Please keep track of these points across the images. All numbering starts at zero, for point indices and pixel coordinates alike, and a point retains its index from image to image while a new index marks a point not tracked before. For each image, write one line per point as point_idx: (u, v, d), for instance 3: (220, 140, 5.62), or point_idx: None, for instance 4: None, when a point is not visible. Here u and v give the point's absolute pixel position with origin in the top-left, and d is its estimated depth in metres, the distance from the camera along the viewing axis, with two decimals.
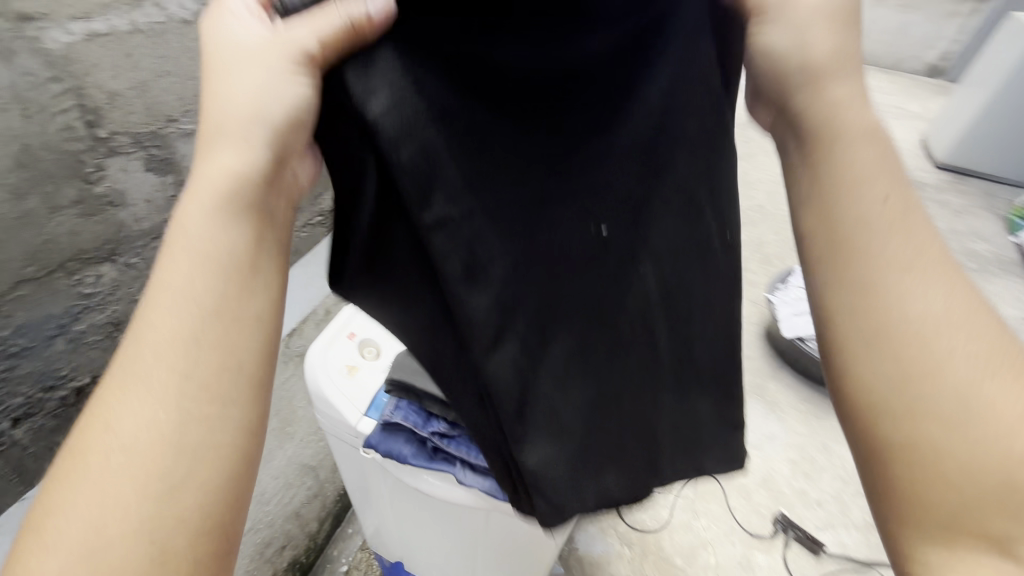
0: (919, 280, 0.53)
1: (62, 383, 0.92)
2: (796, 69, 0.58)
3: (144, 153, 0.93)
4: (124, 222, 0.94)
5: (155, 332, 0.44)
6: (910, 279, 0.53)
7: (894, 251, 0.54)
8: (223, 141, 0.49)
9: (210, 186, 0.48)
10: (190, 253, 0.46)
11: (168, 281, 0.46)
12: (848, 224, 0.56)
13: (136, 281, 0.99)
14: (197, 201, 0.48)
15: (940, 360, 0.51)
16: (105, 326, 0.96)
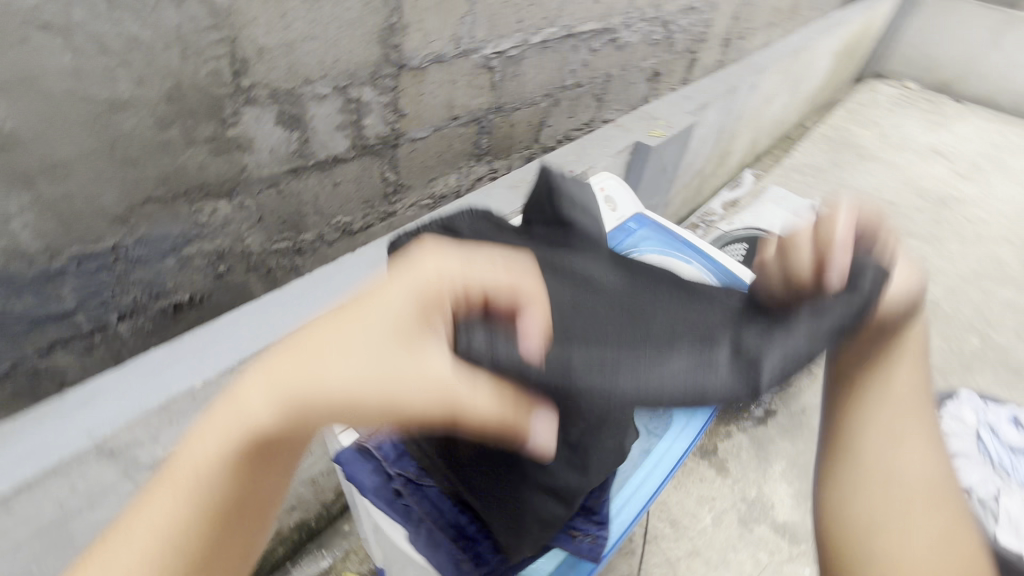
0: (903, 457, 0.73)
1: (166, 294, 1.04)
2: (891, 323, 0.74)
3: (278, 108, 0.99)
4: (247, 166, 1.02)
5: (148, 535, 0.46)
6: (903, 454, 0.73)
7: (911, 447, 0.73)
8: (403, 289, 0.46)
9: (364, 313, 0.46)
10: (185, 487, 0.47)
11: (152, 515, 0.47)
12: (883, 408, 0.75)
13: (244, 221, 1.08)
14: (213, 439, 0.46)
15: (908, 529, 0.69)
16: (211, 255, 1.06)
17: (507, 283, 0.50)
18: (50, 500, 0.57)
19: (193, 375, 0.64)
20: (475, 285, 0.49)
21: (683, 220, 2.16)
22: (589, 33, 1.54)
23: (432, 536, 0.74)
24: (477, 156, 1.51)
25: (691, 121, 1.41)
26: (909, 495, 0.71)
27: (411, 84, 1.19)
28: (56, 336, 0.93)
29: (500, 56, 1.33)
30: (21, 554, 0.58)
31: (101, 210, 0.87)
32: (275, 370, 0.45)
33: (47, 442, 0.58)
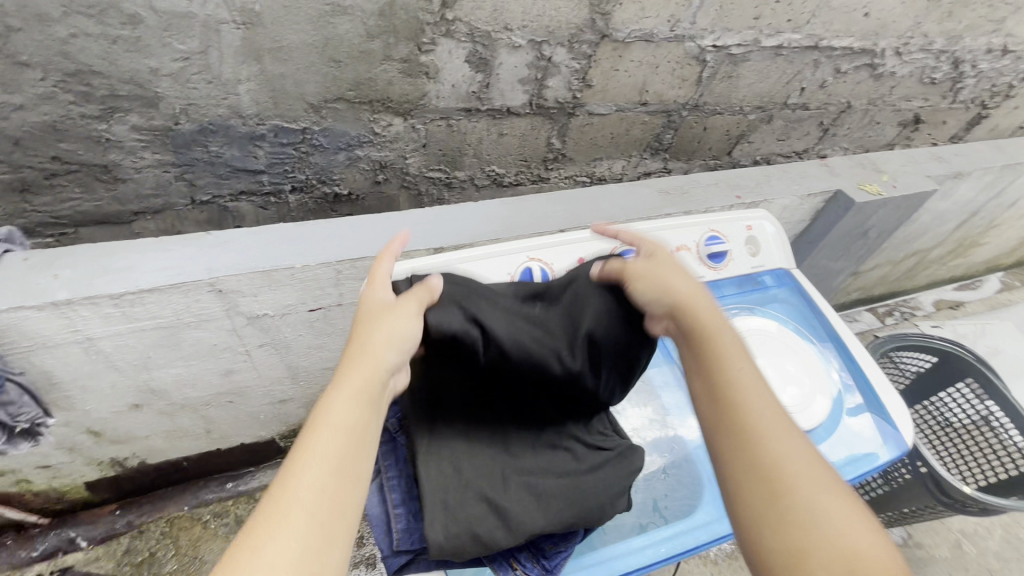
0: (706, 311, 0.56)
1: (331, 183, 1.18)
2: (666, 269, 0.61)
3: (471, 47, 1.02)
4: (428, 94, 1.08)
5: (313, 474, 0.42)
6: (698, 306, 0.56)
7: (701, 298, 0.57)
8: (378, 334, 0.50)
9: (357, 377, 0.47)
10: (331, 433, 0.44)
11: (305, 458, 0.42)
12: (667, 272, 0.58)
13: (411, 143, 1.16)
14: (333, 392, 0.46)
15: (756, 399, 0.51)
16: (375, 163, 1.17)
17: (420, 286, 0.54)
18: (171, 308, 0.72)
19: (298, 258, 0.74)
20: (422, 305, 0.53)
21: (874, 300, 1.79)
22: (842, 50, 1.29)
23: (380, 496, 0.57)
24: (654, 150, 1.40)
25: (931, 189, 1.11)
26: (707, 327, 0.55)
27: (608, 57, 1.12)
28: (245, 187, 1.12)
29: (719, 50, 1.19)
30: (144, 337, 0.75)
31: (303, 96, 1.00)
32: (332, 532, 0.41)
33: (182, 264, 0.71)
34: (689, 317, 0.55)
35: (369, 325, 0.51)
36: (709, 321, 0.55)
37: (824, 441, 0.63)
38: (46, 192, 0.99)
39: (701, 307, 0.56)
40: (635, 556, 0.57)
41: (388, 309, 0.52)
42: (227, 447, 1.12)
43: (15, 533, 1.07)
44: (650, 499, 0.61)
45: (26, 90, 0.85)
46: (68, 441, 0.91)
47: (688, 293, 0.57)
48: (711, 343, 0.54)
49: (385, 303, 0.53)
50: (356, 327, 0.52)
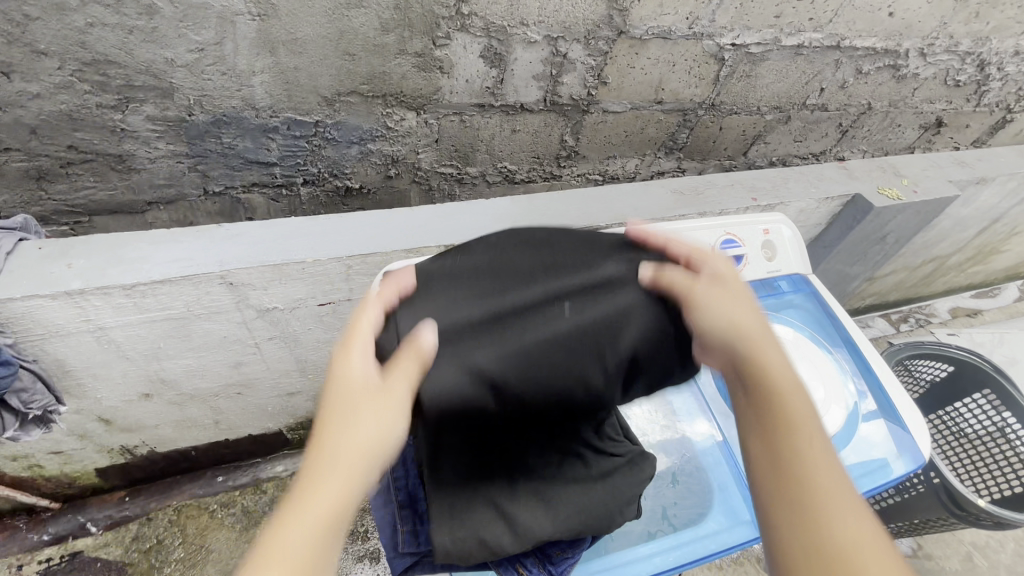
0: (773, 350, 0.49)
1: (342, 176, 1.18)
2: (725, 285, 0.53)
3: (486, 42, 1.01)
4: (441, 89, 1.07)
5: None
6: (763, 343, 0.49)
7: (765, 335, 0.50)
8: (359, 428, 0.42)
9: (330, 494, 0.39)
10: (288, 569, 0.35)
11: None
12: (728, 296, 0.52)
13: (423, 138, 1.16)
14: (291, 516, 0.38)
15: (819, 458, 0.44)
16: (386, 157, 1.17)
17: (410, 353, 0.45)
18: (181, 300, 0.72)
19: (309, 252, 0.74)
20: (409, 380, 0.44)
21: (889, 306, 1.76)
22: (864, 50, 1.26)
23: (387, 493, 0.57)
24: (669, 149, 1.38)
25: (952, 194, 1.09)
26: (769, 365, 0.48)
27: (625, 54, 1.11)
28: (257, 179, 1.12)
29: (738, 49, 1.17)
30: (155, 327, 0.75)
31: (317, 89, 1.00)
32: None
33: (194, 256, 0.71)
34: (752, 353, 0.49)
35: (344, 416, 0.43)
36: (774, 356, 0.49)
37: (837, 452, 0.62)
38: (62, 180, 1.00)
39: (765, 344, 0.49)
40: (641, 564, 0.56)
41: (366, 389, 0.44)
42: (235, 437, 1.13)
43: (27, 516, 1.09)
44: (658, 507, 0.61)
45: (43, 79, 0.85)
46: (80, 428, 0.92)
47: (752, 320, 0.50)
48: (774, 383, 0.47)
49: (363, 380, 0.44)
50: (329, 415, 0.43)
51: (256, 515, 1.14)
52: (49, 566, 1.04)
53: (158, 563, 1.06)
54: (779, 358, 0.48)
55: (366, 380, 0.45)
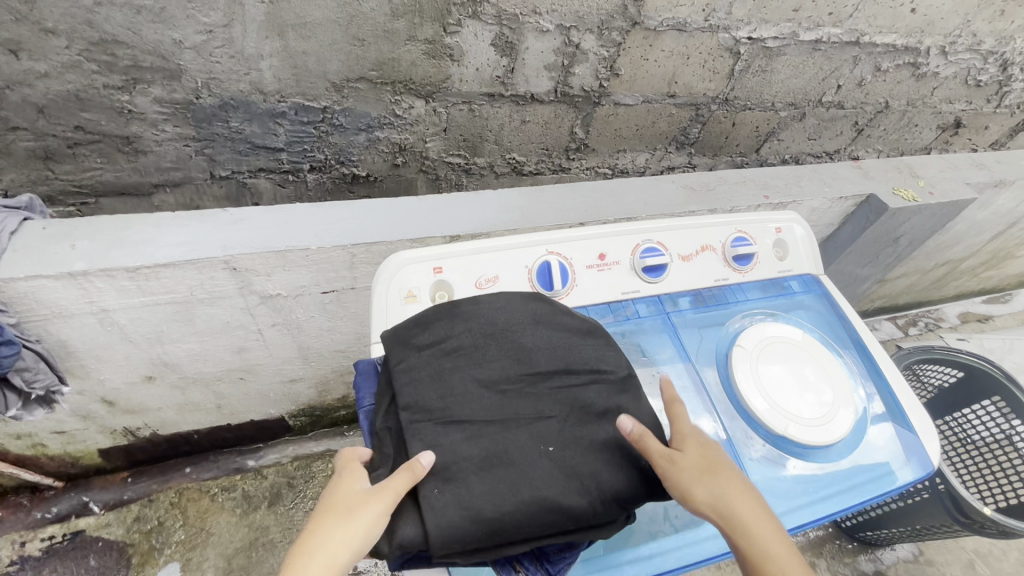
0: (749, 512, 0.49)
1: (349, 164, 1.17)
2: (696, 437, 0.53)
3: (498, 29, 1.00)
4: (451, 77, 1.06)
5: None
6: (742, 508, 0.49)
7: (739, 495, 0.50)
8: (336, 534, 0.45)
9: None
10: None
11: None
12: (702, 458, 0.51)
13: (431, 126, 1.14)
14: None
15: None
16: (394, 146, 1.16)
17: (400, 471, 0.47)
18: (184, 284, 0.72)
19: (313, 240, 0.73)
20: (394, 498, 0.46)
21: (898, 309, 1.73)
22: (884, 47, 1.23)
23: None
24: (680, 144, 1.36)
25: (970, 197, 1.07)
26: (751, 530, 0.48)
27: (639, 45, 1.09)
28: (264, 164, 1.12)
29: (754, 43, 1.14)
30: (158, 311, 0.75)
31: (325, 74, 0.98)
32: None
33: (198, 239, 0.70)
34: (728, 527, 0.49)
35: (326, 518, 0.46)
36: (754, 516, 0.49)
37: (846, 455, 0.61)
38: (69, 161, 0.99)
39: (743, 512, 0.49)
40: (642, 564, 0.56)
41: (350, 501, 0.47)
42: (236, 422, 1.13)
43: (31, 494, 1.10)
44: (660, 508, 0.60)
45: (51, 58, 0.84)
46: (82, 409, 0.93)
47: (729, 485, 0.50)
48: (760, 548, 0.48)
49: (352, 489, 0.49)
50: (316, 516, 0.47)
51: (256, 500, 1.14)
52: (52, 544, 1.05)
53: (159, 544, 1.06)
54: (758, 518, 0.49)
55: (359, 489, 0.49)
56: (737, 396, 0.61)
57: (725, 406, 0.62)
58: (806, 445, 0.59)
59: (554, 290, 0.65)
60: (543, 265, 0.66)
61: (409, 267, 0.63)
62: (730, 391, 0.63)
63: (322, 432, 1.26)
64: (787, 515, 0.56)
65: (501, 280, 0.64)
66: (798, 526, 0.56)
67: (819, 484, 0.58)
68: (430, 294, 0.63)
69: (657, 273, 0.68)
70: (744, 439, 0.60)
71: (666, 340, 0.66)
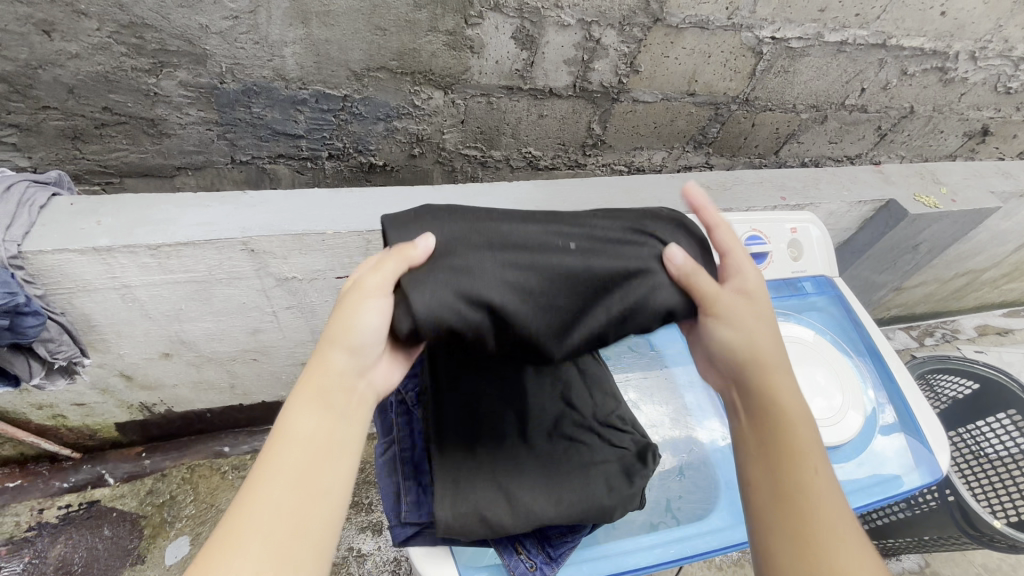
0: (779, 371, 0.52)
1: (367, 153, 1.18)
2: (753, 293, 0.54)
3: (519, 23, 1.00)
4: (471, 69, 1.06)
5: (277, 487, 0.41)
6: (775, 364, 0.52)
7: (772, 352, 0.52)
8: (352, 321, 0.46)
9: (329, 384, 0.45)
10: (301, 449, 0.43)
11: (272, 466, 0.42)
12: (752, 307, 0.53)
13: (449, 118, 1.15)
14: (305, 404, 0.44)
15: (812, 461, 0.48)
16: (411, 136, 1.17)
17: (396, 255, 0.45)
18: (203, 263, 0.73)
19: (330, 225, 0.74)
20: (388, 279, 0.44)
21: (914, 319, 1.70)
22: (911, 50, 1.21)
23: (392, 467, 0.58)
24: (698, 144, 1.35)
25: (993, 206, 1.05)
26: (772, 382, 0.51)
27: (660, 42, 1.08)
28: (284, 151, 1.13)
29: (777, 43, 1.13)
30: (178, 289, 0.77)
31: (347, 63, 0.99)
32: (292, 552, 0.40)
33: (219, 220, 0.72)
34: (754, 373, 0.52)
35: (340, 316, 0.46)
36: (781, 375, 0.52)
37: (851, 458, 0.61)
38: (95, 141, 1.02)
39: (772, 365, 0.52)
40: (642, 553, 0.56)
41: (356, 295, 0.46)
42: (248, 403, 1.15)
43: (50, 463, 1.13)
44: (661, 499, 0.61)
45: (82, 40, 0.86)
46: (102, 382, 0.95)
47: (765, 338, 0.53)
48: (774, 397, 0.51)
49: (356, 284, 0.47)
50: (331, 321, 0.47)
51: None
52: (68, 512, 1.08)
53: (171, 517, 1.09)
54: (782, 376, 0.52)
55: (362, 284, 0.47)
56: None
57: None
58: None
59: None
60: None
61: None
62: None
63: None
64: None
65: None
66: None
67: None
68: None
69: None
70: None
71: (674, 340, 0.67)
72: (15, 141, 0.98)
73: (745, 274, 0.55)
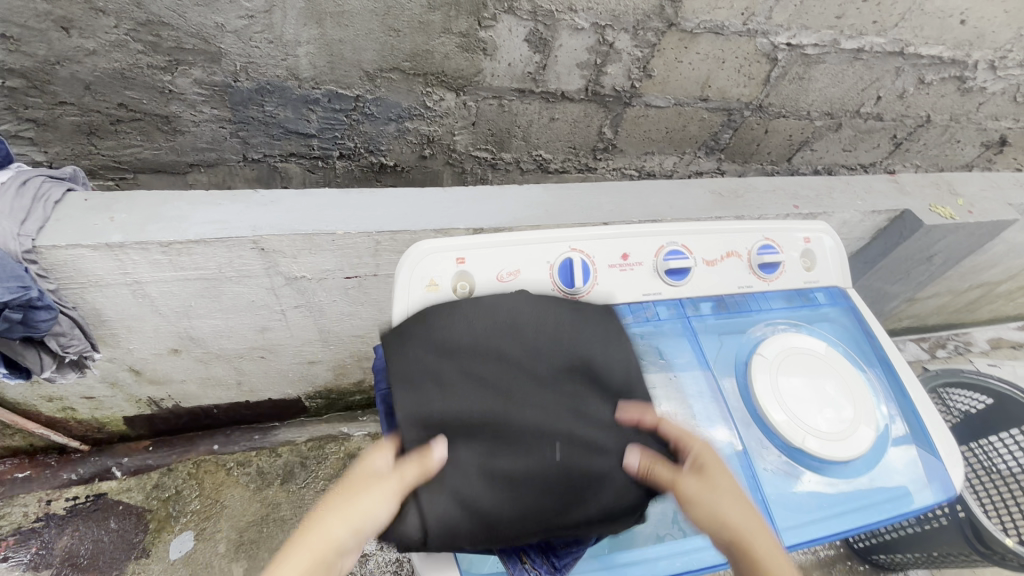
0: (751, 534, 0.50)
1: (378, 153, 1.19)
2: (709, 460, 0.53)
3: (532, 25, 1.00)
4: (483, 71, 1.06)
5: None
6: (747, 525, 0.51)
7: (741, 517, 0.51)
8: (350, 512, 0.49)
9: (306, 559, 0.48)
10: None
11: None
12: (712, 485, 0.52)
13: (460, 119, 1.15)
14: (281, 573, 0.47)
15: None
16: (422, 137, 1.17)
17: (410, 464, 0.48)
18: (214, 261, 0.74)
19: (340, 225, 0.74)
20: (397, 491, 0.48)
21: (926, 330, 1.68)
22: (929, 59, 1.19)
23: None
24: (710, 149, 1.34)
25: (1011, 218, 1.03)
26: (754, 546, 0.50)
27: (673, 47, 1.07)
28: (296, 150, 1.14)
29: (793, 49, 1.12)
30: (188, 286, 0.78)
31: (360, 63, 1.00)
32: None
33: (230, 218, 0.72)
34: (736, 542, 0.50)
35: (340, 501, 0.50)
36: (758, 535, 0.50)
37: (864, 473, 0.59)
38: (110, 137, 1.03)
39: (747, 530, 0.50)
40: (648, 566, 0.56)
41: (361, 488, 0.49)
42: (255, 400, 1.16)
43: (58, 455, 1.14)
44: (669, 510, 0.59)
45: (100, 37, 0.87)
46: (111, 375, 0.96)
47: (737, 507, 0.51)
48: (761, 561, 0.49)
49: (362, 473, 0.50)
50: (332, 494, 0.50)
51: (270, 477, 1.16)
52: (75, 504, 1.09)
53: (176, 512, 1.10)
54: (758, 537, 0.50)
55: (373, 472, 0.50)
56: (756, 406, 0.60)
57: (742, 414, 0.61)
58: (823, 459, 0.58)
59: (575, 288, 0.65)
60: (564, 262, 0.66)
61: (433, 256, 0.63)
62: (748, 400, 0.62)
63: (336, 415, 1.28)
64: (800, 528, 0.56)
65: (522, 273, 0.65)
66: (810, 540, 0.56)
67: (833, 498, 0.58)
68: (451, 283, 0.63)
69: (680, 277, 0.68)
70: (760, 449, 0.60)
71: (685, 347, 0.66)
72: (32, 136, 0.99)
73: (695, 446, 0.53)
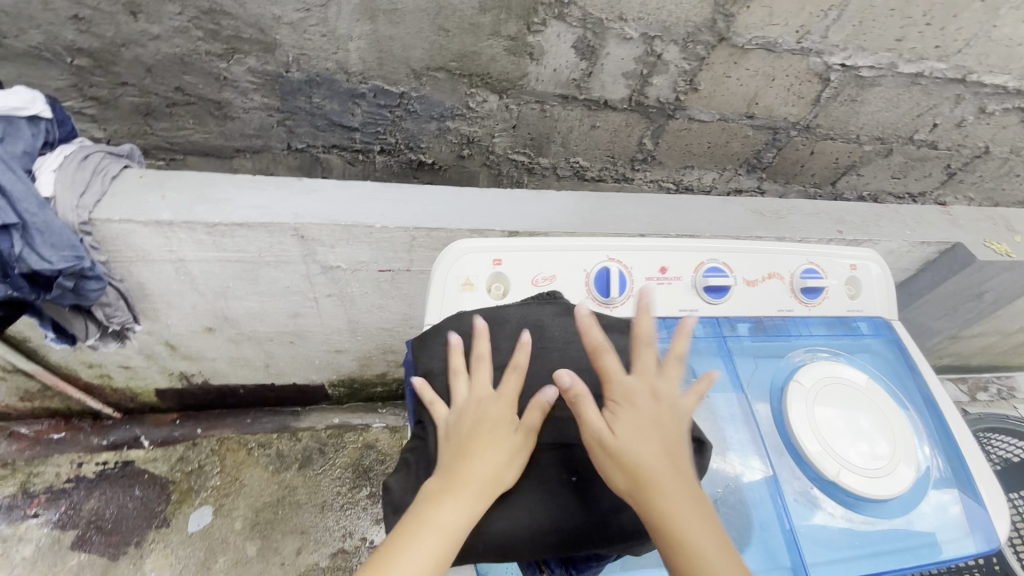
0: (655, 466, 0.45)
1: (417, 150, 1.20)
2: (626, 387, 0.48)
3: (581, 32, 0.99)
4: (529, 75, 1.06)
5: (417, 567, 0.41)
6: (648, 457, 0.45)
7: (643, 446, 0.45)
8: (495, 449, 0.47)
9: (473, 481, 0.45)
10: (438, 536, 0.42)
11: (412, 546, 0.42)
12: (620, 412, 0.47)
13: (501, 122, 1.15)
14: (454, 497, 0.44)
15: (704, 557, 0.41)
16: (462, 137, 1.18)
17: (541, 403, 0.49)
18: (255, 245, 0.76)
19: (379, 218, 0.75)
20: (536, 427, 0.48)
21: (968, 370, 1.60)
22: (993, 88, 1.14)
23: None
24: (751, 167, 1.32)
25: None
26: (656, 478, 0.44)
27: (722, 61, 1.06)
28: (339, 142, 1.16)
29: (847, 71, 1.09)
30: (228, 267, 0.80)
31: (408, 60, 1.01)
32: None
33: (274, 204, 0.74)
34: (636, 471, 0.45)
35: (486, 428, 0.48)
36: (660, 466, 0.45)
37: (900, 513, 0.57)
38: (166, 119, 1.07)
39: (647, 461, 0.45)
40: None
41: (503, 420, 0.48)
42: (280, 383, 1.18)
43: (92, 420, 1.19)
44: None
45: (165, 22, 0.91)
46: (148, 348, 0.99)
47: (642, 436, 0.46)
48: (659, 495, 0.44)
49: (499, 408, 0.49)
50: (471, 427, 0.48)
51: (288, 460, 1.18)
52: (105, 469, 1.13)
53: (197, 486, 1.13)
54: (661, 469, 0.45)
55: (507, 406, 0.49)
56: (790, 435, 0.58)
57: (775, 442, 0.59)
58: (857, 495, 0.55)
59: (611, 298, 0.64)
60: (601, 272, 0.65)
61: (470, 255, 0.64)
62: (782, 427, 0.60)
63: (356, 405, 1.29)
64: (828, 565, 0.54)
65: (558, 279, 0.64)
66: None
67: (864, 536, 0.55)
68: (486, 284, 0.63)
69: (718, 295, 0.66)
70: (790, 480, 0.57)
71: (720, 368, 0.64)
72: (94, 113, 1.03)
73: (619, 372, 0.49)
